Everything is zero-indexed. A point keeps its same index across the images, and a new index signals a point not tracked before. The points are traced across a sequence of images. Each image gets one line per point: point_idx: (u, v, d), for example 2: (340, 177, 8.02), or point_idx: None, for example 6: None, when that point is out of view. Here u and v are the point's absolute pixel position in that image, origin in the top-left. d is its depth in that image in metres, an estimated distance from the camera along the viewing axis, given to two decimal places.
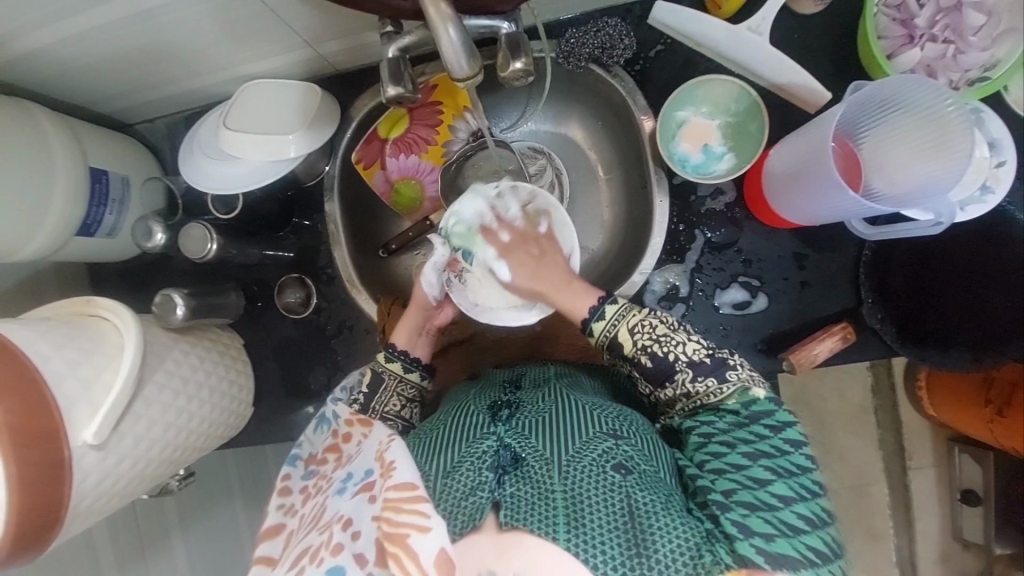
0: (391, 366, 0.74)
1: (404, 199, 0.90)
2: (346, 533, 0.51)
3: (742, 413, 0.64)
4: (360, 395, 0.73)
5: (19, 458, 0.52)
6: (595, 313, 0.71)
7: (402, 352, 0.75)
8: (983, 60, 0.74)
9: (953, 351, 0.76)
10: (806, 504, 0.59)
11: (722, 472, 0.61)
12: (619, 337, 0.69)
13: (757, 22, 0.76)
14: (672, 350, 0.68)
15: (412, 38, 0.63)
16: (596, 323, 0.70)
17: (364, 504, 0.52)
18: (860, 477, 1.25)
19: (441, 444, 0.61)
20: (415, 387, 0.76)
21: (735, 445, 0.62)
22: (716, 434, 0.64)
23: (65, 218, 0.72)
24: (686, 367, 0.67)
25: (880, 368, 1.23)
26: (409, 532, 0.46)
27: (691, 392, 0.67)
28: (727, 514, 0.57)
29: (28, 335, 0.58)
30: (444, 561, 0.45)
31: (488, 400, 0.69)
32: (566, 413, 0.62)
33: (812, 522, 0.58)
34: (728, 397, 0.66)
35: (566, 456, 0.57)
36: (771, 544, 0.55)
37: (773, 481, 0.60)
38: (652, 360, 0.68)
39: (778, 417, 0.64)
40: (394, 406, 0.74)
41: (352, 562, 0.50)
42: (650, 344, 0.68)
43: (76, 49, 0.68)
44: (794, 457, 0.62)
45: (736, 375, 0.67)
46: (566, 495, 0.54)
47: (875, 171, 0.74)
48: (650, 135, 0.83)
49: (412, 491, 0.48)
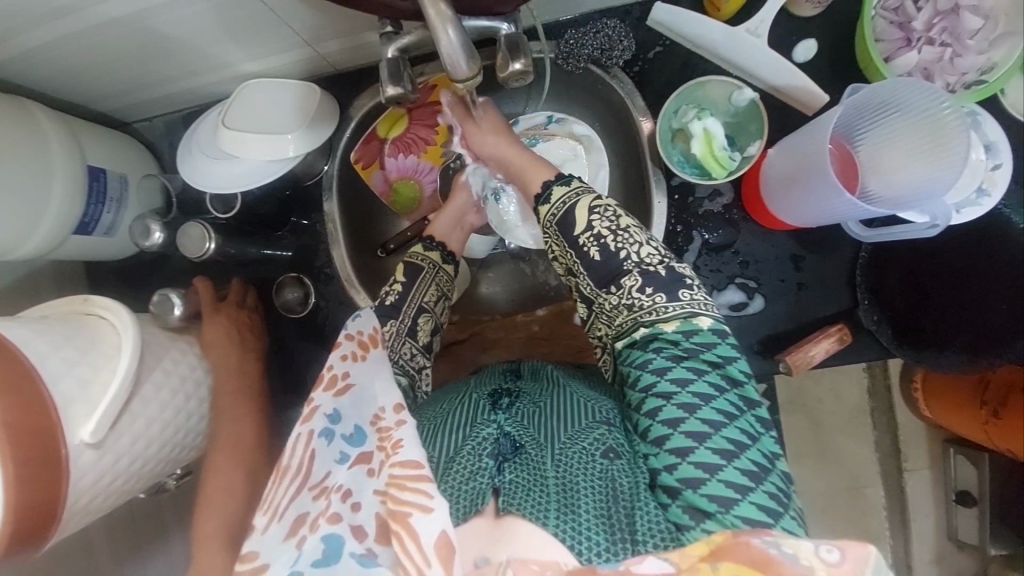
0: (430, 254, 0.79)
1: (403, 199, 0.92)
2: (345, 504, 0.47)
3: (682, 345, 0.62)
4: (400, 282, 0.75)
5: (15, 457, 0.51)
6: (559, 179, 0.71)
7: (438, 245, 0.81)
8: (980, 63, 0.74)
9: (949, 353, 0.78)
10: (748, 455, 0.58)
11: (664, 441, 0.59)
12: (575, 207, 0.67)
13: (756, 24, 0.77)
14: (625, 246, 0.64)
15: (411, 38, 0.63)
16: (557, 187, 0.70)
17: (363, 476, 0.49)
18: (855, 479, 1.26)
19: (445, 427, 0.62)
20: (449, 279, 0.80)
21: (672, 395, 0.60)
22: (654, 383, 0.61)
23: (62, 217, 0.72)
24: (635, 272, 0.64)
25: (878, 370, 1.24)
26: (412, 512, 0.43)
27: (635, 304, 0.64)
28: (679, 502, 0.56)
29: (26, 333, 0.58)
30: (445, 544, 0.42)
31: (491, 387, 0.70)
32: (554, 411, 0.64)
33: (756, 478, 0.57)
34: (671, 320, 0.63)
35: (560, 443, 0.60)
36: (730, 512, 0.55)
37: (710, 435, 0.58)
38: (602, 254, 0.65)
39: (719, 351, 0.62)
40: (429, 298, 0.76)
41: (350, 535, 0.45)
42: (605, 234, 0.65)
43: (74, 47, 0.68)
44: (727, 397, 0.61)
45: (688, 295, 0.64)
46: (558, 481, 0.55)
47: (870, 172, 0.75)
48: (650, 137, 0.82)
49: (417, 469, 0.45)
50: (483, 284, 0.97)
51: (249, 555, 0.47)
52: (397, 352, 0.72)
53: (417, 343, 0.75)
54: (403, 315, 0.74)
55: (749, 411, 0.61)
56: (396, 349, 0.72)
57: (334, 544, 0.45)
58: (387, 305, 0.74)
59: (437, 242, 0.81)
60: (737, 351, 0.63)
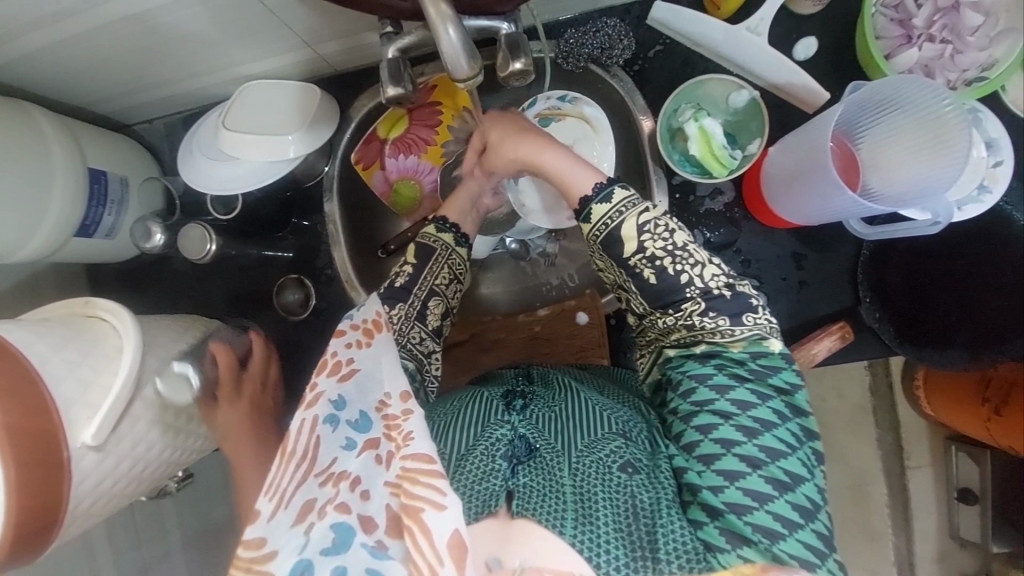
0: (442, 236, 0.78)
1: (404, 200, 0.91)
2: (354, 493, 0.48)
3: (748, 365, 0.62)
4: (411, 264, 0.76)
5: (19, 460, 0.51)
6: (599, 193, 0.66)
7: (453, 227, 0.79)
8: (981, 60, 0.74)
9: (953, 350, 0.77)
10: (801, 489, 0.58)
11: (712, 460, 0.59)
12: (622, 226, 0.65)
13: (756, 22, 0.77)
14: (686, 270, 0.64)
15: (411, 38, 0.62)
16: (597, 205, 0.66)
17: (372, 464, 0.50)
18: (857, 477, 1.28)
19: (458, 424, 0.63)
20: (461, 262, 0.79)
21: (731, 416, 0.60)
22: (711, 401, 0.61)
23: (63, 220, 0.72)
24: (697, 297, 0.64)
25: (879, 368, 1.24)
26: (424, 507, 0.44)
27: (695, 326, 0.64)
28: (716, 523, 0.56)
29: (27, 336, 0.57)
30: (457, 544, 0.43)
31: (503, 388, 0.70)
32: (574, 414, 0.64)
33: (806, 515, 0.57)
34: (738, 342, 0.63)
35: (578, 451, 0.59)
36: (773, 543, 0.55)
37: (763, 463, 0.58)
38: (659, 276, 0.64)
39: (784, 377, 0.62)
40: (441, 281, 0.76)
41: (360, 526, 0.46)
42: (661, 257, 0.64)
43: (73, 49, 0.68)
44: (789, 427, 0.61)
45: (752, 320, 0.63)
46: (576, 491, 0.55)
47: (873, 170, 0.74)
48: (650, 135, 0.82)
49: (430, 464, 0.45)
50: (483, 284, 0.97)
51: (255, 543, 0.45)
52: (406, 335, 0.73)
53: (427, 328, 0.75)
54: (413, 298, 0.74)
55: (807, 443, 0.61)
56: (405, 330, 0.73)
57: (344, 533, 0.46)
58: (398, 288, 0.75)
59: (451, 223, 0.79)
60: (800, 380, 0.63)
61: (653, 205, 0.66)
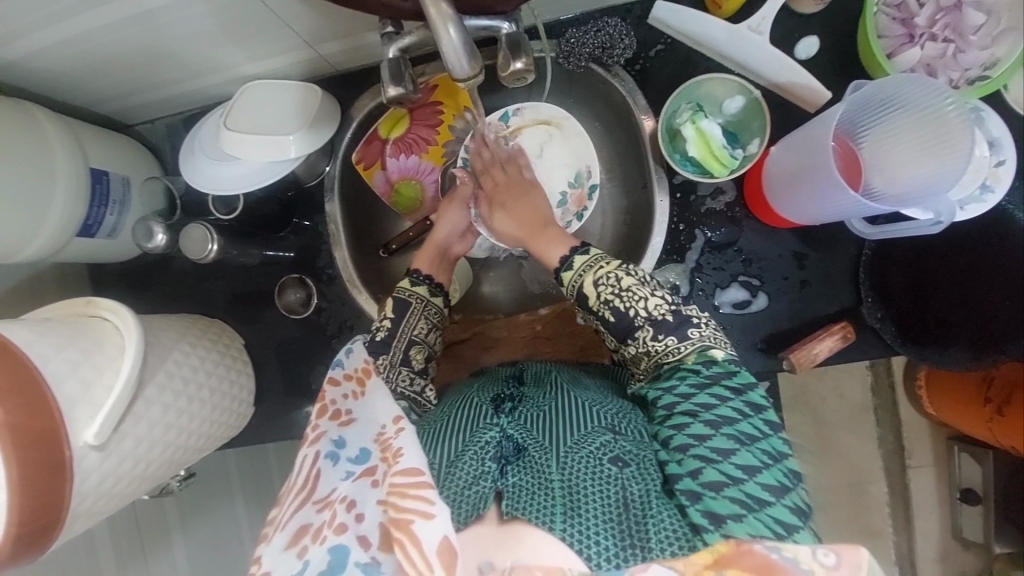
0: (416, 290, 0.79)
1: (404, 199, 0.93)
2: (350, 515, 0.48)
3: (703, 373, 0.65)
4: (389, 318, 0.77)
5: (22, 461, 0.52)
6: (569, 258, 0.74)
7: (426, 278, 0.81)
8: (983, 59, 0.74)
9: (954, 351, 0.77)
10: (767, 471, 0.59)
11: (687, 448, 0.60)
12: (583, 286, 0.71)
13: (757, 22, 0.77)
14: (633, 305, 0.68)
15: (412, 38, 0.62)
16: (565, 272, 0.73)
17: (368, 487, 0.50)
18: (859, 476, 1.26)
19: (446, 432, 0.63)
20: (438, 312, 0.81)
21: (698, 414, 0.62)
22: (678, 404, 0.63)
23: (65, 221, 0.72)
24: (646, 324, 0.68)
25: (881, 367, 1.24)
26: (413, 519, 0.44)
27: (653, 349, 0.68)
28: (697, 505, 0.57)
29: (30, 336, 0.57)
30: (447, 549, 0.43)
31: (492, 393, 0.70)
32: (565, 409, 0.64)
33: (776, 493, 0.58)
34: (688, 355, 0.67)
35: (566, 447, 0.59)
36: (743, 524, 0.55)
37: (734, 452, 0.60)
38: (616, 314, 0.69)
39: (738, 378, 0.65)
40: (420, 331, 0.78)
41: (356, 544, 0.47)
42: (613, 297, 0.69)
43: (75, 50, 0.68)
44: (753, 421, 0.63)
45: (697, 333, 0.68)
46: (564, 485, 0.55)
47: (874, 170, 0.74)
48: (651, 134, 0.83)
49: (417, 476, 0.46)
50: (484, 283, 0.98)
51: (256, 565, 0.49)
52: (394, 381, 0.74)
53: (413, 369, 0.76)
54: (394, 349, 0.75)
55: (773, 434, 0.63)
56: (391, 378, 0.73)
57: (340, 555, 0.47)
58: (378, 342, 0.75)
59: (425, 275, 0.81)
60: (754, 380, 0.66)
61: (614, 260, 0.72)
